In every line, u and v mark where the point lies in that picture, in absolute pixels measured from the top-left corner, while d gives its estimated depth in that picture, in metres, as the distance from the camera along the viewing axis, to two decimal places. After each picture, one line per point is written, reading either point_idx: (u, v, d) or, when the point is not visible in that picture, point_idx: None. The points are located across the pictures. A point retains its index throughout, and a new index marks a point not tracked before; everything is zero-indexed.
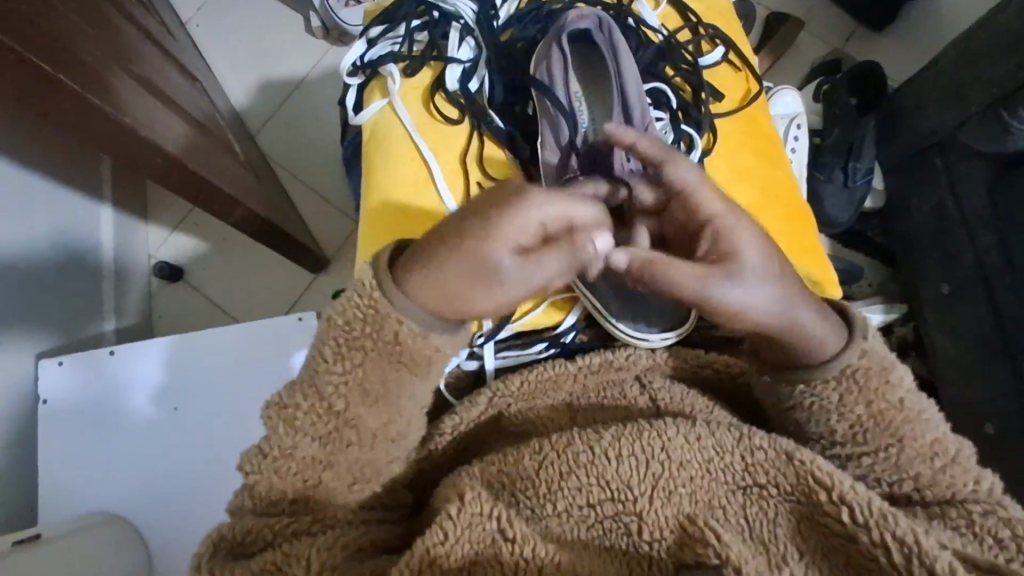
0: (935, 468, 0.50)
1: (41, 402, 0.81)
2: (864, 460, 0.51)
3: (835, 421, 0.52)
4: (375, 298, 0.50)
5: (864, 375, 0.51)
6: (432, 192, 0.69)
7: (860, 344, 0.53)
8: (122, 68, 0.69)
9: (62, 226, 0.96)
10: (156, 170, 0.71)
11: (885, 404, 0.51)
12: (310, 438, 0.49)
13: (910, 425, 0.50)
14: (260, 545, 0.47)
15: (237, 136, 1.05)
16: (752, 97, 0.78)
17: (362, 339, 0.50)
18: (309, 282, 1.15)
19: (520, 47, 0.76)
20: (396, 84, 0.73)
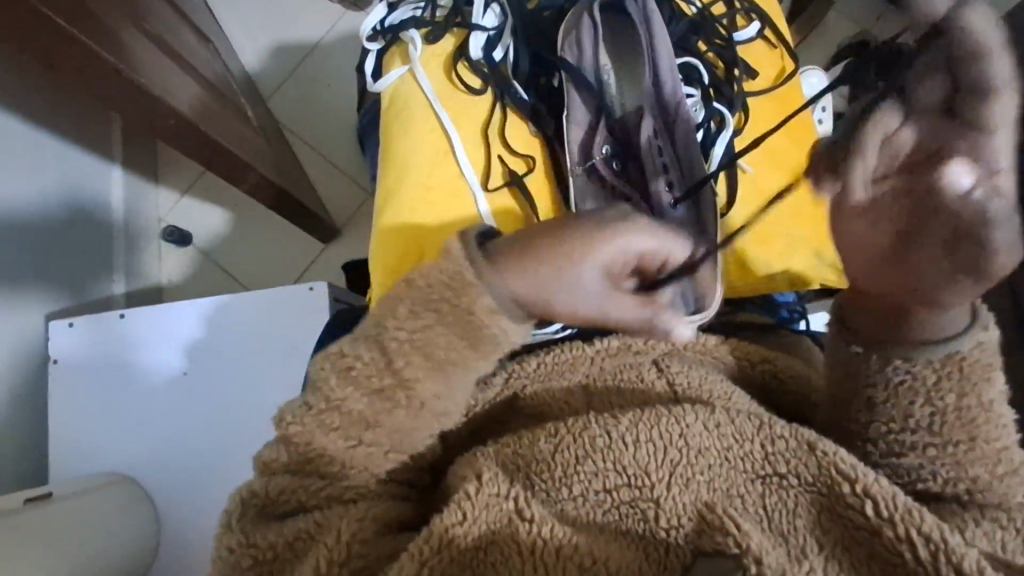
0: (995, 475, 0.47)
1: (53, 361, 0.82)
2: (930, 450, 0.48)
3: (918, 404, 0.49)
4: (465, 271, 0.47)
5: (959, 369, 0.48)
6: (450, 163, 0.67)
7: (976, 335, 0.47)
8: (132, 23, 0.68)
9: (72, 186, 0.96)
10: (166, 130, 0.70)
11: (974, 401, 0.47)
12: (342, 418, 0.47)
13: (989, 427, 0.47)
14: (294, 506, 0.48)
15: (250, 100, 1.03)
16: (787, 75, 0.75)
17: (437, 299, 0.47)
18: (320, 252, 1.15)
19: (547, 16, 0.73)
20: (418, 51, 0.71)
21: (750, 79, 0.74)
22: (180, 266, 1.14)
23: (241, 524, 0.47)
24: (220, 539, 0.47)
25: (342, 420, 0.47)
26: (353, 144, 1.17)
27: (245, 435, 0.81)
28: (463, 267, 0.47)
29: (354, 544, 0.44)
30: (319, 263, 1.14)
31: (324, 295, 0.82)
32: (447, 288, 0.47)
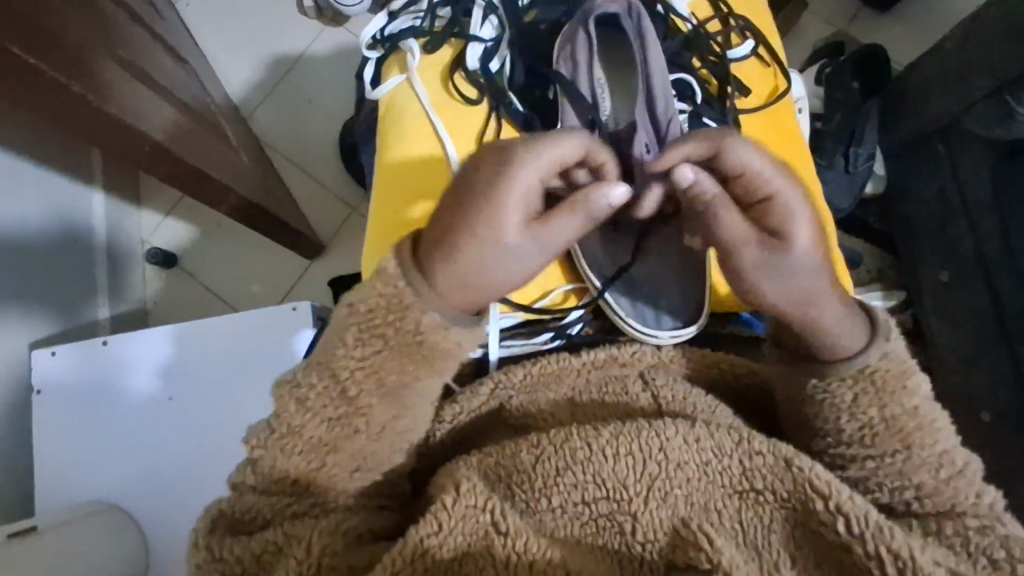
0: (939, 479, 0.48)
1: (36, 392, 0.82)
2: (868, 463, 0.50)
3: (846, 421, 0.51)
4: (401, 288, 0.50)
5: (879, 379, 0.51)
6: (444, 177, 0.62)
7: (881, 345, 0.52)
8: (108, 53, 0.68)
9: (54, 213, 0.96)
10: (145, 158, 0.70)
11: (899, 410, 0.50)
12: (320, 418, 0.49)
13: (921, 434, 0.49)
14: (260, 523, 0.48)
15: (230, 121, 1.04)
16: (781, 94, 0.72)
17: (386, 328, 0.50)
18: (304, 269, 1.15)
19: (544, 29, 0.69)
20: (416, 60, 0.67)
21: (741, 97, 0.71)
22: (167, 288, 1.14)
23: (208, 540, 0.47)
24: (189, 557, 0.47)
25: (323, 416, 0.49)
26: (335, 160, 1.17)
27: (218, 461, 0.81)
28: (397, 285, 0.50)
29: (325, 558, 0.44)
30: (304, 281, 1.14)
31: (306, 314, 0.83)
32: (389, 309, 0.50)
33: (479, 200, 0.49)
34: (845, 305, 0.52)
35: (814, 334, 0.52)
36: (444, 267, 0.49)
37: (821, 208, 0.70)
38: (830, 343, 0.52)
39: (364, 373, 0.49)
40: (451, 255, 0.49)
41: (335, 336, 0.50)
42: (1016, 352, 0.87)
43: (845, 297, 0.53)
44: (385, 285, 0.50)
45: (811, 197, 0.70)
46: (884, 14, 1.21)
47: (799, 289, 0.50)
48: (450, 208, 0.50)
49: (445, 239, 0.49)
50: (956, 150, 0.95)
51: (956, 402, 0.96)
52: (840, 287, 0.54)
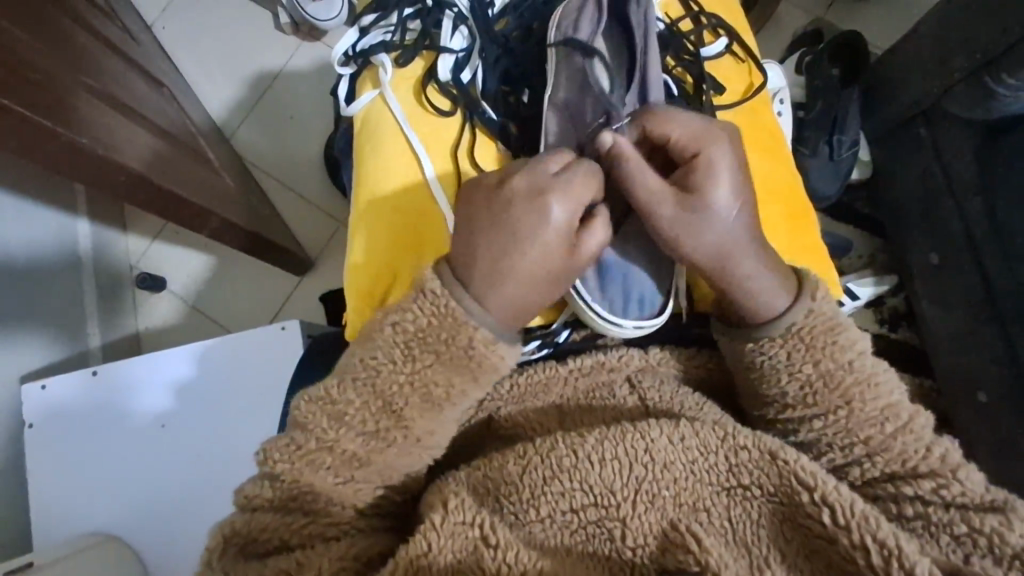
0: (887, 433, 0.50)
1: (27, 427, 0.81)
2: (815, 423, 0.52)
3: (787, 381, 0.52)
4: (451, 306, 0.49)
5: (808, 335, 0.52)
6: (421, 189, 0.62)
7: (806, 304, 0.53)
8: (79, 85, 0.68)
9: (38, 246, 0.95)
10: (121, 188, 0.69)
11: (833, 365, 0.51)
12: (355, 433, 0.49)
13: (860, 389, 0.51)
14: (274, 545, 0.47)
15: (211, 141, 1.03)
16: (756, 90, 0.71)
17: (434, 341, 0.49)
18: (295, 285, 1.14)
19: (516, 37, 0.68)
20: (388, 75, 0.66)
21: (717, 94, 0.70)
22: (158, 313, 1.14)
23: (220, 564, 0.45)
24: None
25: (361, 431, 0.49)
26: (320, 177, 1.17)
27: (216, 486, 0.81)
28: (446, 304, 0.49)
29: None
30: (295, 299, 1.14)
31: (296, 333, 0.83)
32: (442, 326, 0.49)
33: (518, 225, 0.50)
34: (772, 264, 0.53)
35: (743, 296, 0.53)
36: (496, 287, 0.50)
37: (801, 201, 0.69)
38: (758, 304, 0.53)
39: (410, 384, 0.49)
40: (497, 279, 0.50)
41: (375, 350, 0.50)
42: (1008, 331, 0.86)
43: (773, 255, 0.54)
44: (435, 295, 0.50)
45: (789, 191, 0.69)
46: None
47: (711, 244, 0.52)
48: (489, 234, 0.51)
49: (491, 262, 0.50)
50: (938, 133, 0.94)
51: (953, 384, 0.96)
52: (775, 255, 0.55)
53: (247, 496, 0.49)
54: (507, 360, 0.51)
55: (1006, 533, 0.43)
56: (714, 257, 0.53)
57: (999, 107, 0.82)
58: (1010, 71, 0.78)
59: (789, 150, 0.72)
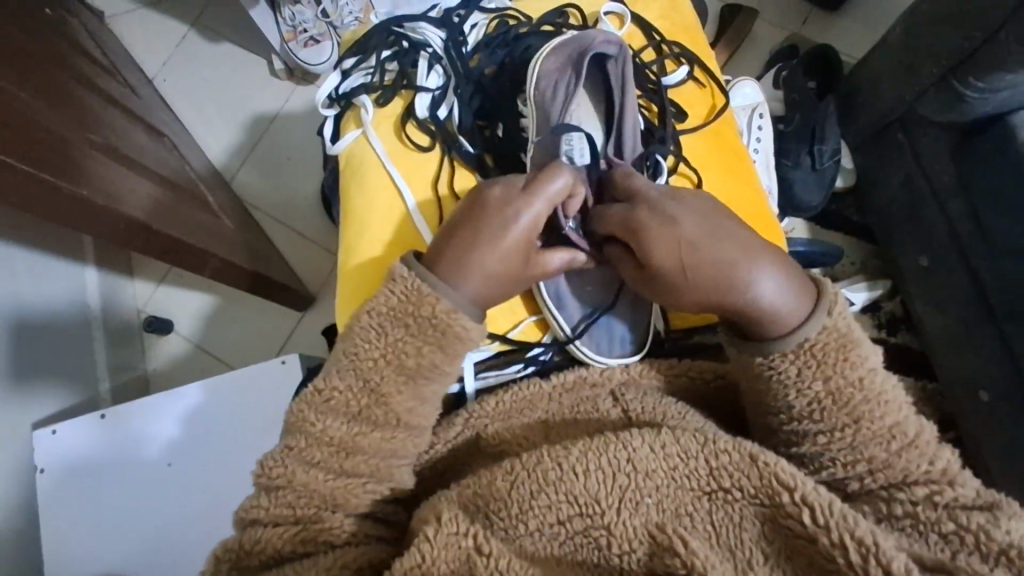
0: (892, 451, 0.48)
1: (39, 472, 0.82)
2: (819, 439, 0.50)
3: (794, 396, 0.51)
4: (416, 283, 0.52)
5: (819, 351, 0.51)
6: (406, 223, 0.65)
7: (821, 319, 0.52)
8: (83, 141, 0.72)
9: (48, 295, 0.98)
10: (124, 236, 0.72)
11: (843, 382, 0.50)
12: (345, 417, 0.51)
13: (869, 407, 0.49)
14: (268, 558, 0.48)
15: (210, 186, 1.07)
16: (718, 112, 0.73)
17: (405, 315, 0.52)
18: (298, 321, 1.17)
19: (489, 74, 0.71)
20: (369, 114, 0.69)
21: (679, 120, 0.73)
22: (164, 354, 1.16)
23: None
24: None
25: (345, 413, 0.51)
26: (318, 214, 1.20)
27: (224, 519, 0.82)
28: (411, 281, 0.52)
29: None
30: (298, 334, 1.16)
31: (297, 366, 0.85)
32: (410, 301, 0.52)
33: (497, 216, 0.54)
34: (784, 278, 0.52)
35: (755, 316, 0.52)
36: (467, 271, 0.53)
37: (769, 217, 0.71)
38: (768, 319, 0.52)
39: (384, 358, 0.52)
40: (467, 261, 0.53)
41: (352, 334, 0.53)
42: (1002, 327, 0.87)
43: (783, 271, 0.53)
44: (406, 278, 0.53)
45: (756, 207, 0.70)
46: (832, 14, 1.25)
47: (708, 261, 0.52)
48: (467, 221, 0.54)
49: (458, 244, 0.54)
50: (916, 138, 0.97)
51: (954, 383, 0.96)
52: (787, 270, 0.54)
53: (247, 509, 0.51)
54: (471, 332, 0.53)
55: (993, 530, 0.43)
56: (712, 278, 0.52)
57: (969, 109, 0.84)
58: (976, 75, 0.80)
59: (755, 167, 0.74)
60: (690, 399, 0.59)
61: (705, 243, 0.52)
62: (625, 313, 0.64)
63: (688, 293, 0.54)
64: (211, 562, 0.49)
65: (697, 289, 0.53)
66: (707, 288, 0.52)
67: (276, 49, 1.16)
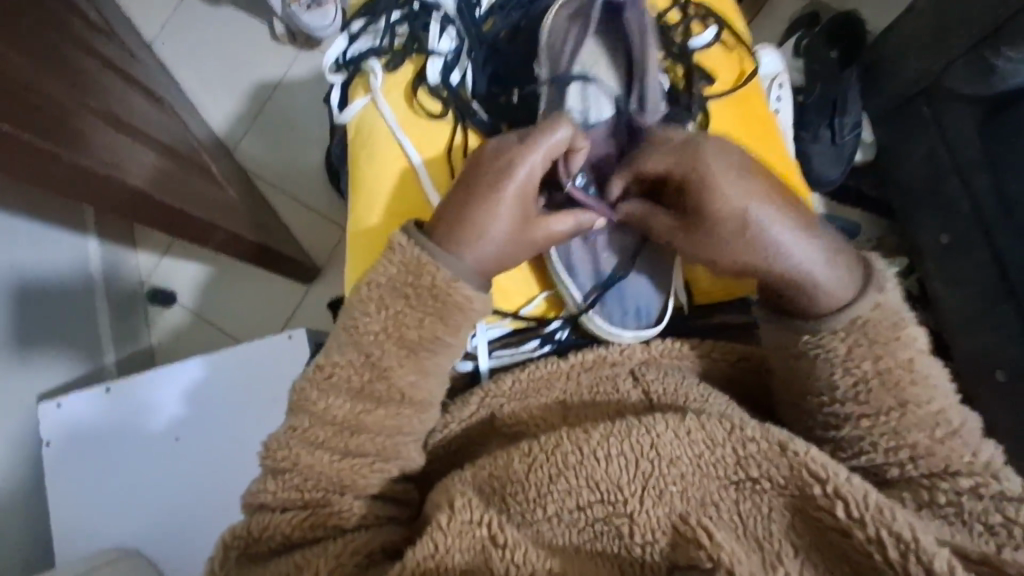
0: (935, 438, 0.47)
1: (45, 444, 0.82)
2: (864, 421, 0.48)
3: (840, 376, 0.49)
4: (416, 254, 0.51)
5: (870, 329, 0.49)
6: (418, 192, 0.62)
7: (873, 297, 0.50)
8: (80, 108, 0.69)
9: (49, 265, 0.96)
10: (125, 208, 0.70)
11: (892, 363, 0.48)
12: (345, 397, 0.50)
13: (918, 390, 0.48)
14: (276, 544, 0.47)
15: (213, 155, 1.04)
16: (746, 78, 0.70)
17: (406, 287, 0.50)
18: (303, 293, 1.15)
19: (504, 36, 0.68)
20: (378, 80, 0.66)
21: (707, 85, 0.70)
22: (168, 327, 1.15)
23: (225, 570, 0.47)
24: None
25: (348, 390, 0.50)
26: (322, 184, 1.17)
27: (230, 493, 0.82)
28: (413, 252, 0.51)
29: None
30: (303, 308, 1.15)
31: (302, 340, 0.84)
32: (409, 271, 0.51)
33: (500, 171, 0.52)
34: (832, 259, 0.50)
35: (795, 291, 0.50)
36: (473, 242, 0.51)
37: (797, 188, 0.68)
38: (812, 298, 0.50)
39: (385, 332, 0.50)
40: (465, 225, 0.51)
41: (352, 306, 0.51)
42: None
43: (832, 247, 0.51)
44: (404, 250, 0.51)
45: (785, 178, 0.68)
46: None
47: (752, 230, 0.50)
48: (464, 183, 0.53)
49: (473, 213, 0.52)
50: (942, 111, 0.93)
51: (971, 363, 0.94)
52: (837, 248, 0.52)
53: (255, 493, 0.50)
54: (474, 302, 0.51)
55: None
56: (754, 248, 0.50)
57: (1002, 81, 0.80)
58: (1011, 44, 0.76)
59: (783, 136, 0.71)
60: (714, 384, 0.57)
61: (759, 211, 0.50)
62: (643, 277, 0.62)
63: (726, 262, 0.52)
64: (218, 551, 0.48)
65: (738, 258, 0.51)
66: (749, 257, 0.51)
67: (278, 12, 1.12)
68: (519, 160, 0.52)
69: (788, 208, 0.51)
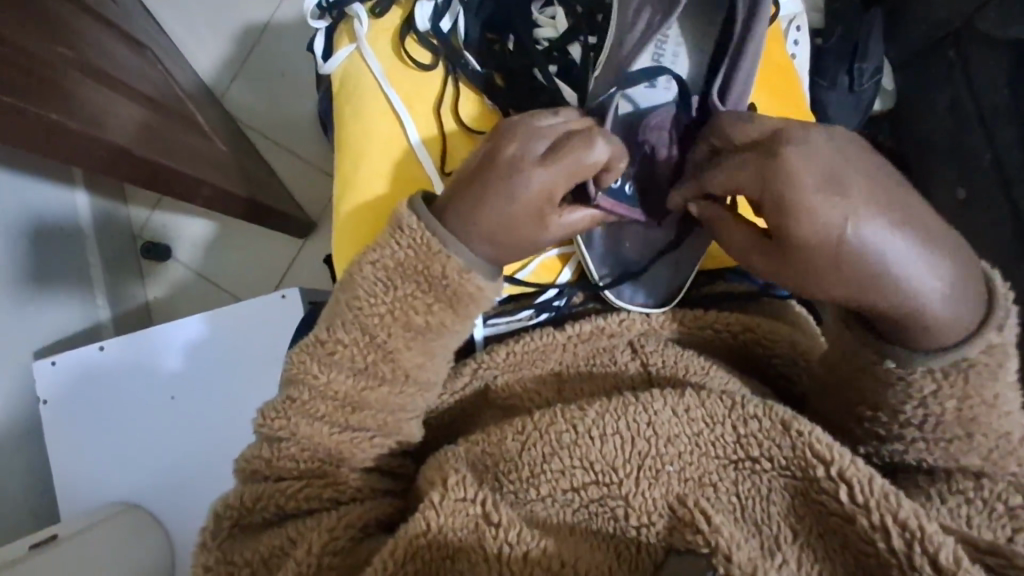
0: (988, 458, 0.44)
1: (42, 402, 0.81)
2: (917, 445, 0.45)
3: (912, 407, 0.45)
4: (426, 238, 0.48)
5: (968, 372, 0.44)
6: (407, 150, 0.59)
7: (988, 335, 0.43)
8: (51, 54, 0.64)
9: (35, 219, 0.93)
10: (104, 163, 0.67)
11: (978, 400, 0.44)
12: (345, 373, 0.48)
13: (988, 419, 0.44)
14: (271, 514, 0.47)
15: (200, 103, 0.99)
16: (766, 22, 0.66)
17: (415, 271, 0.48)
18: (298, 249, 1.12)
19: None
20: (364, 27, 0.62)
21: None
22: (164, 282, 1.13)
23: (216, 541, 0.46)
24: (197, 557, 0.46)
25: (350, 367, 0.48)
26: (316, 135, 1.13)
27: (228, 452, 0.82)
28: (422, 235, 0.48)
29: (325, 557, 0.43)
30: (298, 264, 1.12)
31: (296, 300, 0.82)
32: (417, 258, 0.48)
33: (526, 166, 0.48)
34: (954, 287, 0.43)
35: (906, 321, 0.43)
36: (482, 236, 0.48)
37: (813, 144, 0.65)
38: (922, 330, 0.44)
39: (391, 314, 0.48)
40: (483, 236, 0.48)
41: (355, 284, 0.49)
42: None
43: (959, 270, 0.43)
44: (414, 231, 0.48)
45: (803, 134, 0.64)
46: None
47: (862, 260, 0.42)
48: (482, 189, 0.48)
49: (484, 206, 0.48)
50: (970, 56, 0.87)
51: None
52: (966, 270, 0.44)
53: (249, 459, 0.49)
54: (485, 292, 0.49)
55: None
56: (865, 280, 0.42)
57: None
58: None
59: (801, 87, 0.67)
60: (711, 355, 0.56)
61: (875, 236, 0.41)
62: (665, 274, 0.58)
63: (823, 291, 0.45)
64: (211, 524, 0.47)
65: (840, 288, 0.44)
66: (854, 290, 0.43)
67: None
68: (538, 177, 0.47)
69: (910, 220, 0.42)
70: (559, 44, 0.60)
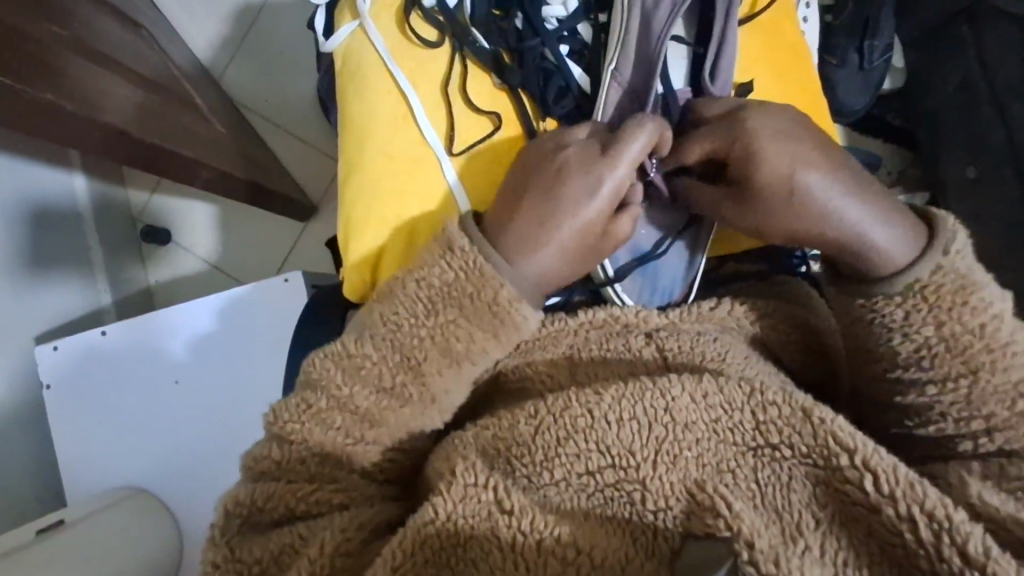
0: (1015, 412, 0.45)
1: (46, 386, 0.81)
2: (928, 389, 0.47)
3: (899, 341, 0.48)
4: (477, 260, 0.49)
5: (934, 294, 0.47)
6: (414, 130, 0.57)
7: (935, 258, 0.48)
8: (45, 32, 0.63)
9: (34, 203, 0.92)
10: (100, 145, 0.65)
11: (960, 328, 0.46)
12: (370, 390, 0.49)
13: (991, 356, 0.46)
14: (281, 515, 0.46)
15: (198, 85, 0.97)
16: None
17: (460, 295, 0.49)
18: (298, 234, 1.11)
19: None
20: (367, 3, 0.61)
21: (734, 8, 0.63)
22: (165, 268, 1.12)
23: (224, 540, 0.44)
24: (205, 554, 0.45)
25: (376, 385, 0.49)
26: (317, 116, 1.11)
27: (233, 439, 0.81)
28: (475, 258, 0.49)
29: (337, 557, 0.42)
30: (299, 249, 1.11)
31: (299, 285, 0.81)
32: (468, 280, 0.49)
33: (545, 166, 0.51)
34: (888, 216, 0.49)
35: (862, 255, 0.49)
36: (521, 242, 0.50)
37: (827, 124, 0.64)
38: (876, 256, 0.48)
39: (432, 337, 0.49)
40: (539, 239, 0.49)
41: (396, 300, 0.50)
42: None
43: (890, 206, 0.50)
44: (464, 252, 0.50)
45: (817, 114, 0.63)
46: None
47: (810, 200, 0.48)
48: (539, 186, 0.51)
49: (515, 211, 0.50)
50: (985, 31, 0.85)
51: None
52: (895, 209, 0.50)
53: (257, 459, 0.48)
54: (530, 322, 0.50)
55: None
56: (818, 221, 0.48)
57: None
58: None
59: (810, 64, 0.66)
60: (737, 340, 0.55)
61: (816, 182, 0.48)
62: (676, 267, 0.58)
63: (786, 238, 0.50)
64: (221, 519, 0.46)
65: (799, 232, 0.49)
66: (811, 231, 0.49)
67: None
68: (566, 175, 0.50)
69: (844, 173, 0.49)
70: (570, 23, 0.58)
